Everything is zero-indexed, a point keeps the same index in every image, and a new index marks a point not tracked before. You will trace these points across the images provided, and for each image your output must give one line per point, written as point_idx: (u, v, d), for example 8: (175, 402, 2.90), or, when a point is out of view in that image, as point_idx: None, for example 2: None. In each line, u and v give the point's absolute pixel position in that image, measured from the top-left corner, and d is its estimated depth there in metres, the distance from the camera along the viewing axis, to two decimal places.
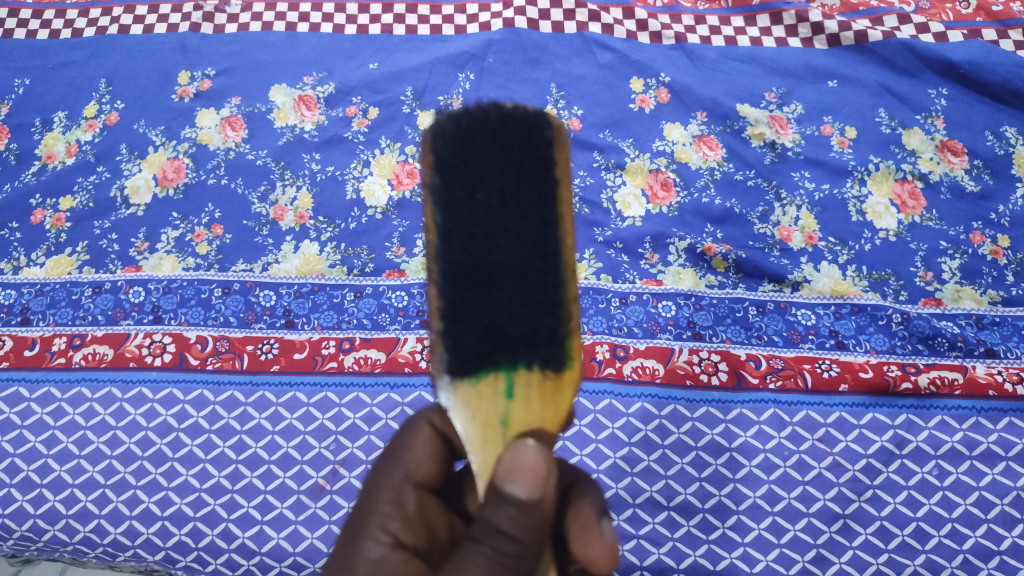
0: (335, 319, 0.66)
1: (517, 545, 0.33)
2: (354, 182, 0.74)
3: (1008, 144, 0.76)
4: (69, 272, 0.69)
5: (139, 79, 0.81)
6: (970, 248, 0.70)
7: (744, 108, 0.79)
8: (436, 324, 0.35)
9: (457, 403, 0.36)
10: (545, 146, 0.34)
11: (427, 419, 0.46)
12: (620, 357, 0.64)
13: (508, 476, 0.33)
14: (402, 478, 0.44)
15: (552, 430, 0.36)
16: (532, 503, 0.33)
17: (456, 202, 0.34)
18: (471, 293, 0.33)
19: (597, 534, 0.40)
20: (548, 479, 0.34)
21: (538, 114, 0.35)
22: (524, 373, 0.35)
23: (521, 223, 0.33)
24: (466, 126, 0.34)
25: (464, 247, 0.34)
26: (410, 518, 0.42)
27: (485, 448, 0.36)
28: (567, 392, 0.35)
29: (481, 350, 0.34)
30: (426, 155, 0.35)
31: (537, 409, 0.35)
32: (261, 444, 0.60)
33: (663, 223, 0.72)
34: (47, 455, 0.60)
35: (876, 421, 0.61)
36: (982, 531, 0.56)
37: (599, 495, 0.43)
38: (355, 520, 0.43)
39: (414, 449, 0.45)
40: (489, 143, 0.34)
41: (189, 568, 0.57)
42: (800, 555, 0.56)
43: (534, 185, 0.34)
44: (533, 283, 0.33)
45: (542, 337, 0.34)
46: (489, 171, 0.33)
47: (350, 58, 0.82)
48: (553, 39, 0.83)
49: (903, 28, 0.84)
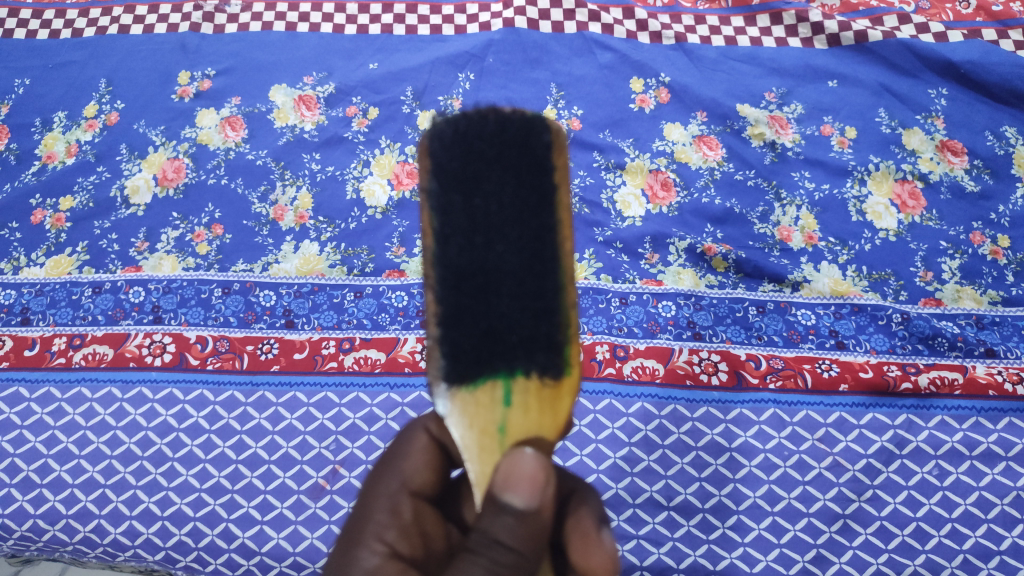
0: (335, 319, 0.66)
1: (514, 555, 0.34)
2: (354, 182, 0.74)
3: (1008, 144, 0.76)
4: (69, 272, 0.69)
5: (139, 79, 0.81)
6: (970, 248, 0.70)
7: (744, 108, 0.79)
8: (433, 331, 0.35)
9: (455, 411, 0.35)
10: (543, 150, 0.34)
11: (424, 427, 0.46)
12: (620, 357, 0.64)
13: (506, 485, 0.33)
14: (398, 486, 0.44)
15: (550, 437, 0.36)
16: (530, 513, 0.33)
17: (453, 206, 0.34)
18: (469, 298, 0.33)
19: (597, 543, 0.40)
20: (547, 487, 0.34)
21: (536, 117, 0.35)
22: (522, 380, 0.35)
23: (519, 228, 0.33)
24: (463, 130, 0.34)
25: (461, 252, 0.33)
26: (406, 528, 0.42)
27: (483, 456, 0.36)
28: (566, 399, 0.36)
29: (479, 356, 0.34)
30: (422, 159, 0.35)
31: (534, 416, 0.35)
32: (261, 444, 0.60)
33: (663, 223, 0.72)
34: (47, 455, 0.60)
35: (876, 421, 0.61)
36: (982, 531, 0.56)
37: (598, 502, 0.43)
38: (351, 529, 0.43)
39: (411, 458, 0.45)
40: (487, 147, 0.34)
41: (189, 568, 0.57)
42: (800, 556, 0.56)
43: (532, 189, 0.34)
44: (531, 288, 0.33)
45: (541, 343, 0.34)
46: (487, 175, 0.34)
47: (350, 58, 0.82)
48: (553, 39, 0.83)
49: (903, 28, 0.84)
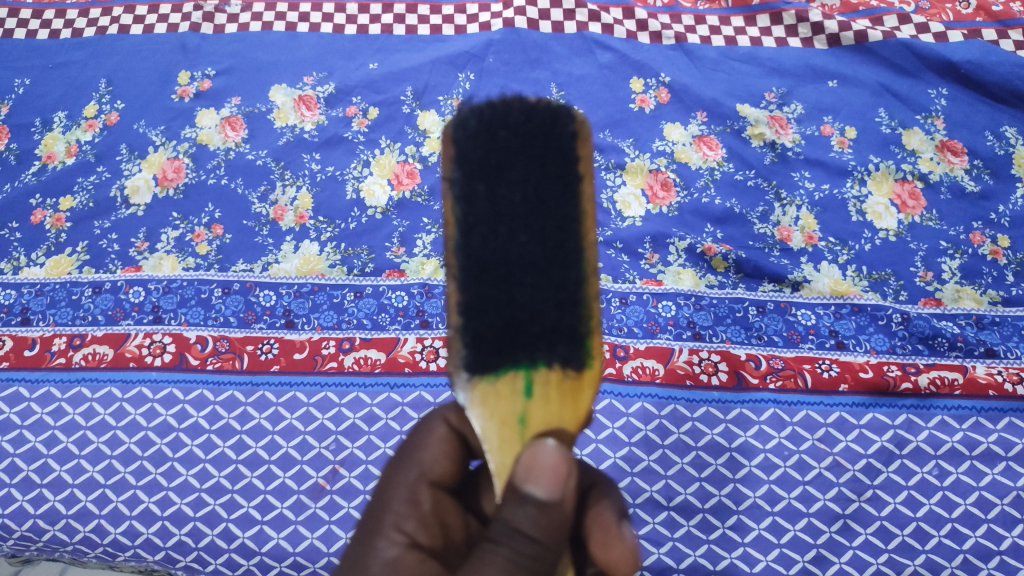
0: (335, 319, 0.66)
1: (536, 546, 0.33)
2: (354, 182, 0.74)
3: (1008, 144, 0.76)
4: (69, 272, 0.69)
5: (139, 79, 0.81)
6: (970, 248, 0.70)
7: (744, 108, 0.79)
8: (455, 320, 0.35)
9: (474, 401, 0.36)
10: (568, 140, 0.35)
11: (443, 417, 0.46)
12: (620, 357, 0.64)
13: (528, 476, 0.33)
14: (417, 476, 0.44)
15: (571, 430, 0.36)
16: (552, 503, 0.33)
17: (477, 195, 0.34)
18: (491, 289, 0.33)
19: (618, 538, 0.40)
20: (568, 480, 0.34)
21: (560, 108, 0.35)
22: (543, 371, 0.35)
23: (542, 218, 0.34)
24: (488, 118, 0.34)
25: (484, 242, 0.34)
26: (425, 518, 0.42)
27: (503, 448, 0.36)
28: (587, 390, 0.36)
29: (501, 346, 0.34)
30: (447, 147, 0.35)
31: (555, 408, 0.36)
32: (261, 444, 0.60)
33: (663, 223, 0.72)
34: (47, 455, 0.60)
35: (876, 420, 0.61)
36: (981, 531, 0.56)
37: (619, 496, 0.43)
38: (369, 521, 0.43)
39: (430, 448, 0.45)
40: (511, 136, 0.34)
41: (189, 568, 0.57)
42: (800, 555, 0.56)
43: (556, 180, 0.34)
44: (554, 280, 0.33)
45: (563, 334, 0.34)
46: (511, 165, 0.34)
47: (350, 57, 0.82)
48: (553, 39, 0.83)
49: (903, 28, 0.85)
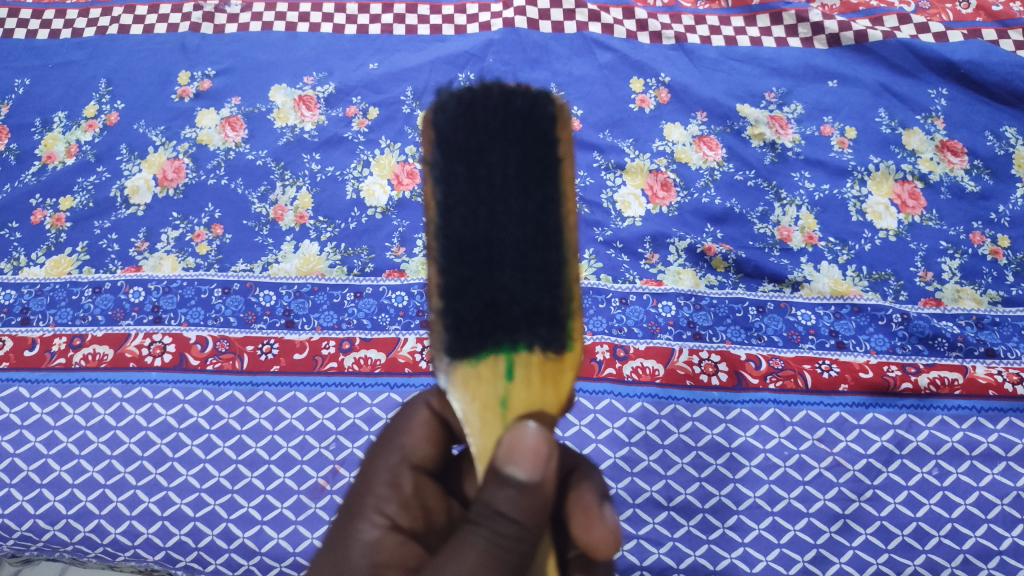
0: (335, 320, 0.66)
1: (516, 527, 0.33)
2: (354, 182, 0.74)
3: (1008, 144, 0.76)
4: (69, 272, 0.69)
5: (139, 79, 0.81)
6: (970, 248, 0.70)
7: (744, 108, 0.79)
8: (436, 304, 0.35)
9: (456, 384, 0.36)
10: (548, 122, 0.35)
11: (425, 402, 0.46)
12: (620, 357, 0.64)
13: (509, 457, 0.33)
14: (399, 460, 0.44)
15: (552, 412, 0.36)
16: (533, 485, 0.33)
17: (457, 177, 0.34)
18: (471, 271, 0.33)
19: (599, 519, 0.40)
20: (550, 462, 0.34)
21: (540, 91, 0.35)
22: (525, 354, 0.35)
23: (522, 199, 0.34)
24: (468, 101, 0.34)
25: (465, 224, 0.34)
26: (406, 501, 0.43)
27: (485, 430, 0.36)
28: (569, 372, 0.36)
29: (481, 329, 0.34)
30: (426, 130, 0.35)
31: (537, 390, 0.35)
32: (261, 444, 0.60)
33: (663, 223, 0.72)
34: (47, 455, 0.60)
35: (876, 421, 0.61)
36: (982, 531, 0.56)
37: (600, 479, 0.43)
38: (351, 503, 0.43)
39: (412, 432, 0.45)
40: (491, 118, 0.34)
41: (189, 568, 0.57)
42: (800, 555, 0.56)
43: (537, 161, 0.34)
44: (535, 262, 0.33)
45: (543, 316, 0.34)
46: (490, 148, 0.34)
47: (350, 58, 0.82)
48: (553, 39, 0.83)
49: (903, 28, 0.85)
